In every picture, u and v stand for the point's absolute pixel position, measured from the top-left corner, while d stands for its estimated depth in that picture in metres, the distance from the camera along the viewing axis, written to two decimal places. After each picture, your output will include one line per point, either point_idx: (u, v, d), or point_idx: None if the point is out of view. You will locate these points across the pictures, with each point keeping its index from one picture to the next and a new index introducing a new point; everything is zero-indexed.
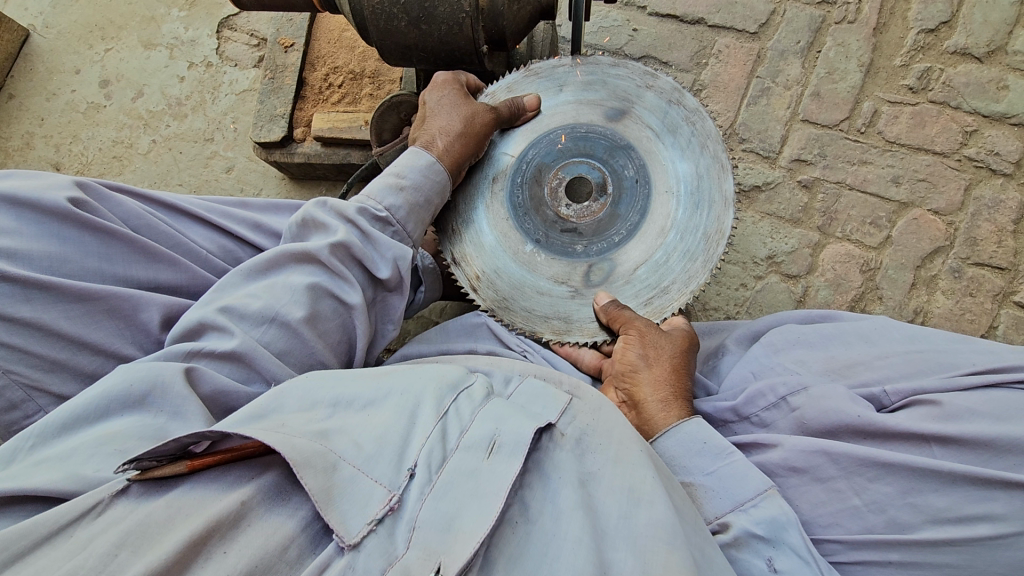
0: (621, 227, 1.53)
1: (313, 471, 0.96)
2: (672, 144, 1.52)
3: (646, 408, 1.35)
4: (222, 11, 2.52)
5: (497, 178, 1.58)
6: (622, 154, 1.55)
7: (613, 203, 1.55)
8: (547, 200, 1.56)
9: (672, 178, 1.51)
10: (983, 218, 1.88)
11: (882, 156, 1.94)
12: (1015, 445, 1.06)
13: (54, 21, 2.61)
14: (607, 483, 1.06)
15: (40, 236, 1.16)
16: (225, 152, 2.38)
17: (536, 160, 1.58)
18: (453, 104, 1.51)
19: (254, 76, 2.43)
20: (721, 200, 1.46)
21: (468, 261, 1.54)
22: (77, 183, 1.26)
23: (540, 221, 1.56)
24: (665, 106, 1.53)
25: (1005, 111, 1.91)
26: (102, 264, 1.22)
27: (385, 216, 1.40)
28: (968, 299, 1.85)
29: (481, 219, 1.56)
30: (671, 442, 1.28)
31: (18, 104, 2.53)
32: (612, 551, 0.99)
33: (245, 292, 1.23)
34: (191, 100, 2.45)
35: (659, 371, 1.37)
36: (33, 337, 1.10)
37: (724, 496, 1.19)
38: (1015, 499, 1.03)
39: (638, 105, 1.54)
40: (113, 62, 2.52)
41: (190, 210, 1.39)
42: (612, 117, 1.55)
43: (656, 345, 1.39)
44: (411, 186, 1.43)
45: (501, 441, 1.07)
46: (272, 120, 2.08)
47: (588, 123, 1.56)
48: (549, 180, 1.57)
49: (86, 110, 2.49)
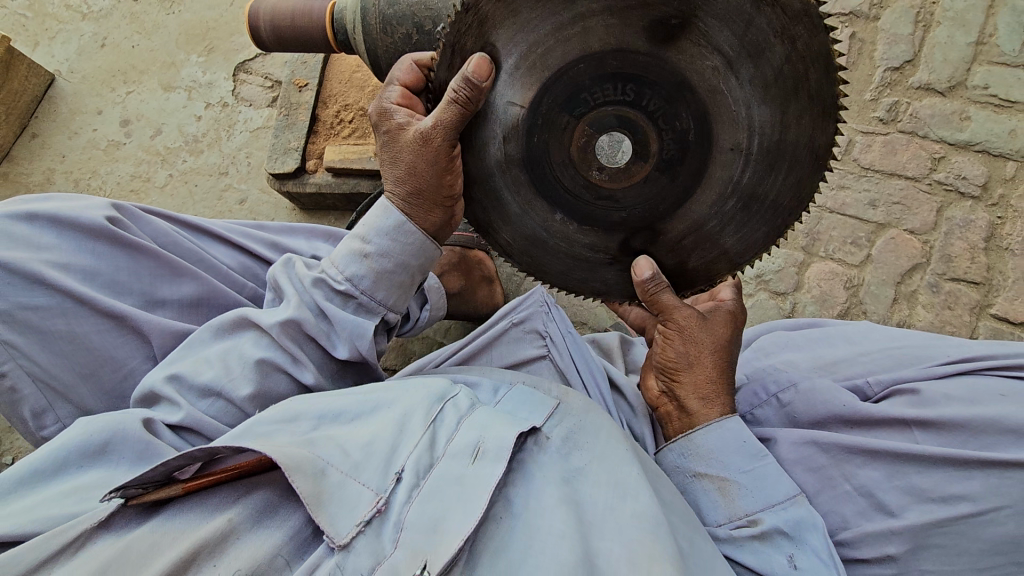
0: (668, 195, 1.20)
1: (303, 474, 0.97)
2: (749, 78, 1.08)
3: (687, 402, 1.28)
4: (239, 56, 2.67)
5: (508, 133, 1.17)
6: (676, 97, 1.12)
7: (660, 166, 1.18)
8: (573, 162, 1.20)
9: (747, 126, 1.11)
10: (956, 236, 1.99)
11: (858, 181, 2.08)
12: (989, 425, 1.10)
13: (78, 66, 2.77)
14: (594, 479, 1.09)
15: (78, 252, 1.24)
16: (238, 186, 2.50)
17: (552, 108, 1.16)
18: (398, 141, 1.18)
19: (268, 115, 2.58)
20: (813, 151, 1.08)
21: (500, 229, 1.23)
22: (114, 205, 1.33)
23: (567, 185, 1.21)
24: (750, 8, 1.01)
25: (969, 139, 2.05)
26: (131, 279, 1.28)
27: (345, 289, 1.21)
28: (947, 312, 1.94)
29: (493, 184, 1.20)
30: (709, 439, 1.22)
31: (42, 142, 2.67)
32: (599, 540, 0.99)
33: (205, 354, 1.19)
34: (207, 137, 2.58)
35: (702, 373, 1.27)
36: (61, 350, 1.17)
37: (758, 496, 1.17)
38: (991, 477, 1.06)
39: (703, 14, 1.04)
40: (133, 104, 2.68)
41: (216, 231, 1.45)
42: (666, 38, 1.07)
43: (700, 342, 1.28)
44: (376, 253, 1.21)
45: (485, 447, 1.08)
46: (287, 154, 2.22)
47: (627, 46, 1.09)
48: (570, 137, 1.18)
49: (105, 147, 2.63)
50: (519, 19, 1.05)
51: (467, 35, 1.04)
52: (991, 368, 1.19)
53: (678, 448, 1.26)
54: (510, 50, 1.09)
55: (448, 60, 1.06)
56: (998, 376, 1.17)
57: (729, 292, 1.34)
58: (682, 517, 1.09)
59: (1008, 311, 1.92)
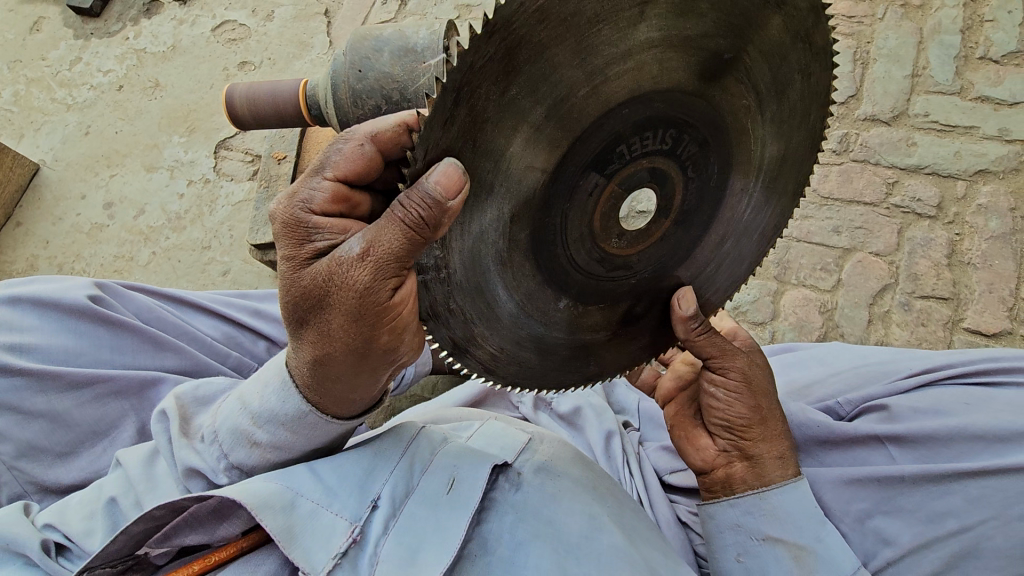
0: (679, 247, 1.13)
1: (272, 511, 0.95)
2: (771, 115, 1.06)
3: (762, 463, 1.14)
4: (219, 134, 2.77)
5: (517, 214, 0.88)
6: (707, 142, 1.03)
7: (677, 219, 1.09)
8: (593, 235, 0.99)
9: (755, 165, 1.11)
10: (919, 255, 2.06)
11: (820, 211, 2.17)
12: (961, 435, 1.08)
13: (63, 155, 2.85)
14: (567, 506, 1.07)
15: (60, 332, 1.24)
16: (221, 258, 2.53)
17: (579, 171, 0.91)
18: (319, 287, 0.85)
19: (249, 187, 2.64)
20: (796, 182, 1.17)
21: (481, 341, 0.92)
22: (96, 283, 1.34)
23: (581, 257, 1.00)
24: (789, 43, 0.99)
25: (918, 163, 2.16)
26: (114, 355, 1.28)
27: (231, 474, 1.06)
28: (922, 329, 1.97)
29: (494, 280, 0.90)
30: (785, 500, 1.10)
31: (27, 230, 2.71)
32: (575, 566, 0.99)
33: (94, 510, 1.07)
34: (190, 214, 2.64)
35: (775, 429, 1.15)
36: (43, 429, 1.17)
37: (828, 571, 1.05)
38: (970, 488, 1.03)
39: (750, 51, 0.97)
40: (117, 186, 2.75)
41: (202, 302, 1.45)
42: (712, 74, 0.97)
43: (765, 393, 1.16)
44: (267, 446, 1.03)
45: (458, 478, 1.07)
46: (268, 224, 2.28)
47: (668, 91, 0.93)
48: (595, 204, 0.96)
49: (89, 230, 2.67)
50: (552, 61, 0.79)
51: (482, 72, 0.73)
52: (954, 377, 1.18)
53: (744, 505, 1.13)
54: (541, 95, 0.81)
55: (459, 119, 0.74)
56: (964, 385, 1.17)
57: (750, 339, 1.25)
58: (653, 541, 1.09)
59: (979, 324, 1.95)
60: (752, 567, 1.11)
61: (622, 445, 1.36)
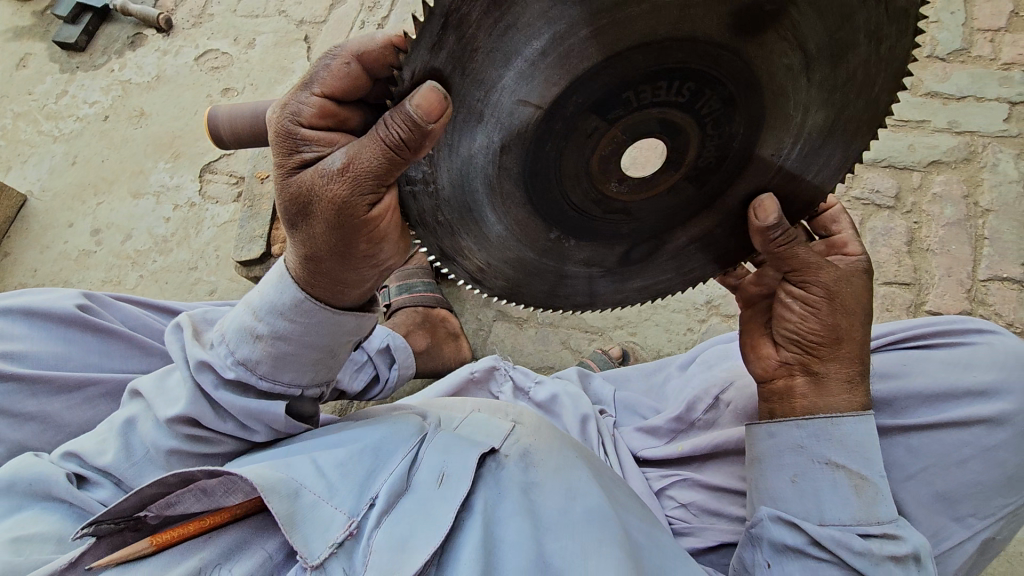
0: (686, 204, 1.11)
1: (279, 494, 0.92)
2: (820, 80, 0.96)
3: (825, 381, 1.10)
4: (204, 159, 2.84)
5: (506, 146, 0.93)
6: (735, 100, 0.96)
7: (689, 175, 1.07)
8: (590, 176, 1.02)
9: (793, 135, 1.03)
10: (881, 244, 2.14)
11: None
12: (903, 395, 1.13)
13: (50, 185, 2.91)
14: (548, 489, 1.04)
15: (49, 338, 1.27)
16: (208, 277, 2.58)
17: (578, 113, 0.93)
18: (306, 195, 0.90)
19: (234, 209, 2.70)
20: (843, 158, 1.07)
21: (468, 254, 1.05)
22: (84, 293, 1.39)
23: (575, 195, 1.04)
24: (856, 2, 0.87)
25: (874, 158, 2.26)
26: (102, 360, 1.32)
27: (235, 375, 1.08)
28: (886, 314, 2.04)
29: (482, 204, 0.99)
30: (856, 431, 1.06)
31: (15, 259, 2.76)
32: (551, 541, 0.96)
33: (107, 433, 1.09)
34: (176, 236, 2.70)
35: (849, 349, 1.10)
36: (32, 431, 1.20)
37: (881, 505, 1.04)
38: (912, 439, 1.09)
39: (803, 4, 0.86)
40: (104, 213, 2.80)
41: (185, 309, 1.52)
42: (749, 28, 0.88)
43: (853, 311, 1.10)
44: (269, 335, 1.06)
45: (448, 472, 1.02)
46: (252, 241, 2.34)
47: (688, 43, 0.88)
48: (594, 146, 0.99)
49: (77, 257, 2.72)
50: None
51: (471, 3, 0.75)
52: (893, 343, 1.22)
53: (812, 428, 1.09)
54: (541, 27, 0.81)
55: (449, 43, 0.78)
56: (903, 350, 1.20)
57: (858, 247, 1.17)
58: (630, 506, 1.09)
59: (941, 306, 2.02)
60: (805, 490, 1.09)
61: (598, 428, 1.40)
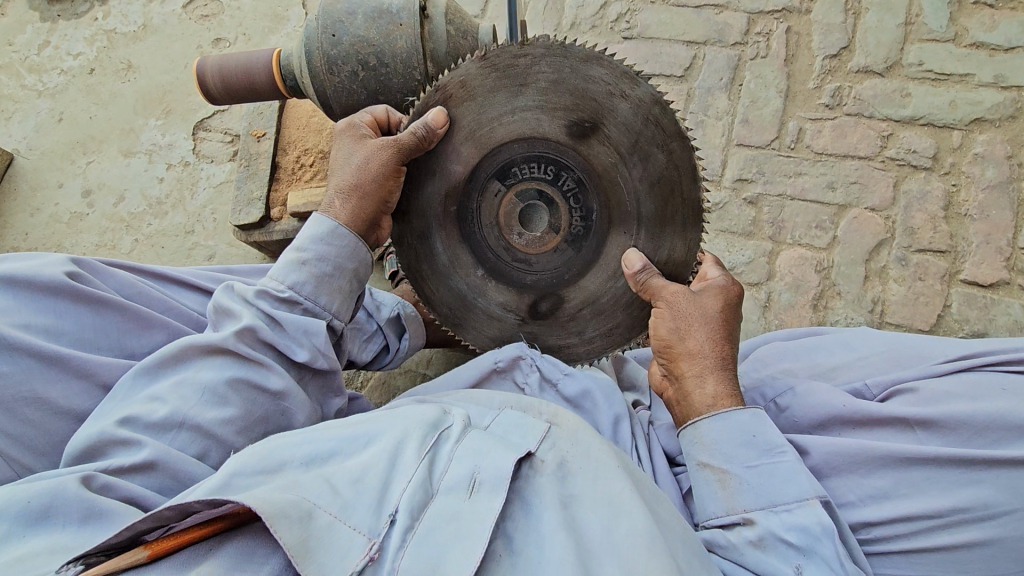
0: (573, 265, 1.36)
1: (287, 521, 0.84)
2: (642, 177, 1.24)
3: (685, 381, 1.20)
4: (196, 115, 2.69)
5: (448, 195, 1.34)
6: (583, 183, 1.31)
7: (568, 240, 1.35)
8: (499, 227, 1.37)
9: (635, 218, 1.28)
10: (916, 209, 2.03)
11: (814, 167, 2.12)
12: (996, 423, 1.07)
13: (37, 143, 2.77)
14: (588, 503, 0.98)
15: (37, 309, 1.18)
16: (206, 242, 2.49)
17: (484, 178, 1.33)
18: (353, 153, 1.28)
19: (230, 169, 2.58)
20: (684, 249, 1.26)
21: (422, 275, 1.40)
22: (74, 259, 1.29)
23: (490, 248, 1.38)
24: (641, 124, 1.20)
25: (913, 115, 2.11)
26: (96, 333, 1.24)
27: (288, 296, 1.20)
28: (919, 283, 1.98)
29: (432, 238, 1.36)
30: (710, 428, 1.14)
31: (5, 222, 2.65)
32: (598, 566, 0.89)
33: (152, 394, 1.07)
34: (171, 198, 2.58)
35: (696, 345, 1.19)
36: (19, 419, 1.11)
37: (757, 493, 1.08)
38: (1000, 475, 1.03)
39: (610, 123, 1.22)
40: (95, 173, 2.67)
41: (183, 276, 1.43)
42: (581, 138, 1.25)
43: (689, 314, 1.20)
44: (314, 258, 1.23)
45: (481, 478, 0.97)
46: (250, 204, 2.26)
47: (544, 141, 1.27)
48: (499, 203, 1.35)
49: (68, 220, 2.61)
50: (477, 104, 1.23)
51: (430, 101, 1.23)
52: (981, 366, 1.17)
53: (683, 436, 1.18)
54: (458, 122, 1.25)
55: None
56: (996, 374, 1.16)
57: (717, 269, 1.28)
58: (673, 522, 1.01)
59: (977, 276, 1.96)
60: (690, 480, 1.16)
61: (631, 429, 1.33)
